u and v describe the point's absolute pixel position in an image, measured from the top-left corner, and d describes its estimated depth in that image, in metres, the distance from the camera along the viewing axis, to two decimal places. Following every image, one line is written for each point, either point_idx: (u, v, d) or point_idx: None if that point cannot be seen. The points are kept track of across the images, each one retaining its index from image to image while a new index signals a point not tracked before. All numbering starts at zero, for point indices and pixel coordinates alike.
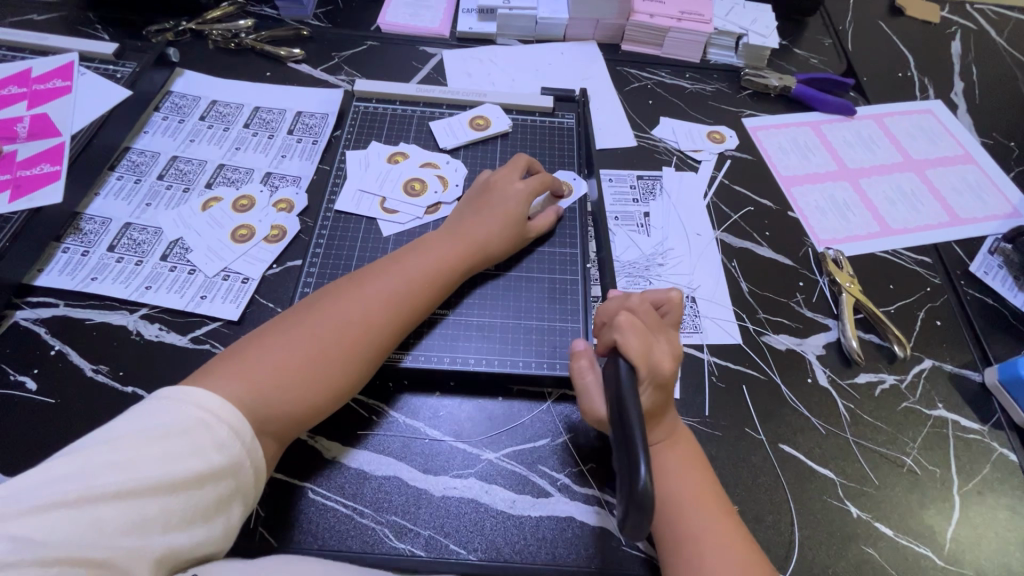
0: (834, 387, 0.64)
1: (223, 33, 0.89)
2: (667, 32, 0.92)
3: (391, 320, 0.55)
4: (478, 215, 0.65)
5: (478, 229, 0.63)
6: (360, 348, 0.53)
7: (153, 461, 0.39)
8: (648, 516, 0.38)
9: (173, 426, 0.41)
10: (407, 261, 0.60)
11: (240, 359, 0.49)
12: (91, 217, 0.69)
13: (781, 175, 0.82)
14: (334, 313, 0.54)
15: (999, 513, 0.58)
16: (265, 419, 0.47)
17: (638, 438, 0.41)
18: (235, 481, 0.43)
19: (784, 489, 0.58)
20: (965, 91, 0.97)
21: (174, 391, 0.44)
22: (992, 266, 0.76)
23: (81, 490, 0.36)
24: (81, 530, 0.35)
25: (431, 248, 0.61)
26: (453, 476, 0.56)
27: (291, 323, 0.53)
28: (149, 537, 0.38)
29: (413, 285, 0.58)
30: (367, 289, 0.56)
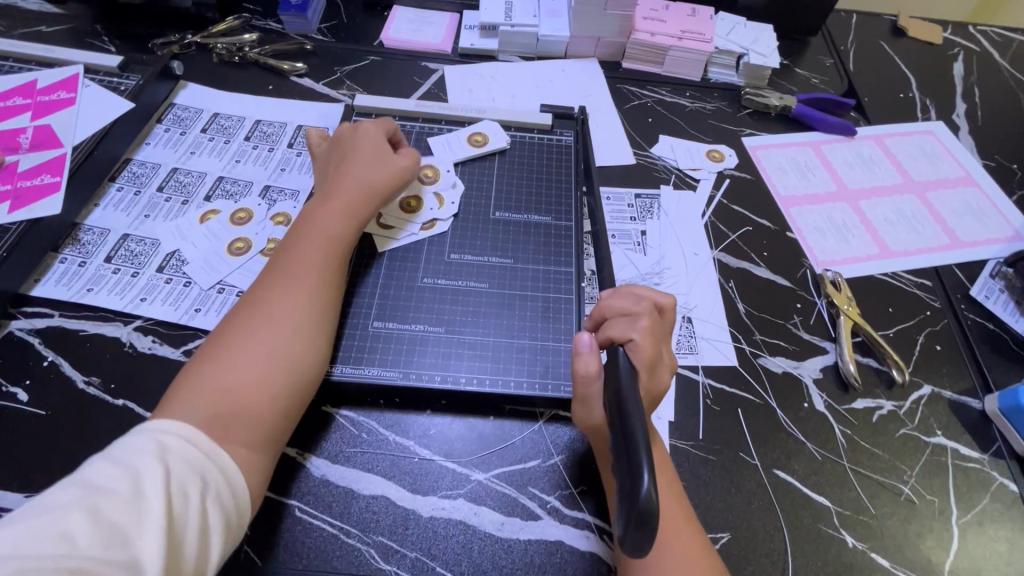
0: (831, 412, 0.63)
1: (227, 47, 0.90)
2: (667, 51, 0.92)
3: (307, 293, 0.56)
4: (343, 167, 0.66)
5: (348, 177, 0.65)
6: (293, 330, 0.53)
7: (115, 477, 0.39)
8: (651, 532, 0.36)
9: (132, 446, 0.42)
10: (301, 236, 0.60)
11: (175, 393, 0.48)
12: (90, 227, 0.70)
13: (780, 195, 0.82)
14: (249, 313, 0.54)
15: (998, 545, 0.57)
16: (224, 424, 0.47)
17: (639, 435, 0.40)
18: (203, 482, 0.42)
19: (778, 516, 0.57)
20: (967, 113, 0.96)
21: (137, 425, 0.44)
22: (993, 291, 0.75)
23: (47, 512, 0.36)
24: (49, 543, 0.34)
25: (321, 216, 0.62)
26: (442, 496, 0.55)
27: (216, 341, 0.52)
28: (123, 545, 0.36)
29: (314, 256, 0.58)
30: (275, 278, 0.56)
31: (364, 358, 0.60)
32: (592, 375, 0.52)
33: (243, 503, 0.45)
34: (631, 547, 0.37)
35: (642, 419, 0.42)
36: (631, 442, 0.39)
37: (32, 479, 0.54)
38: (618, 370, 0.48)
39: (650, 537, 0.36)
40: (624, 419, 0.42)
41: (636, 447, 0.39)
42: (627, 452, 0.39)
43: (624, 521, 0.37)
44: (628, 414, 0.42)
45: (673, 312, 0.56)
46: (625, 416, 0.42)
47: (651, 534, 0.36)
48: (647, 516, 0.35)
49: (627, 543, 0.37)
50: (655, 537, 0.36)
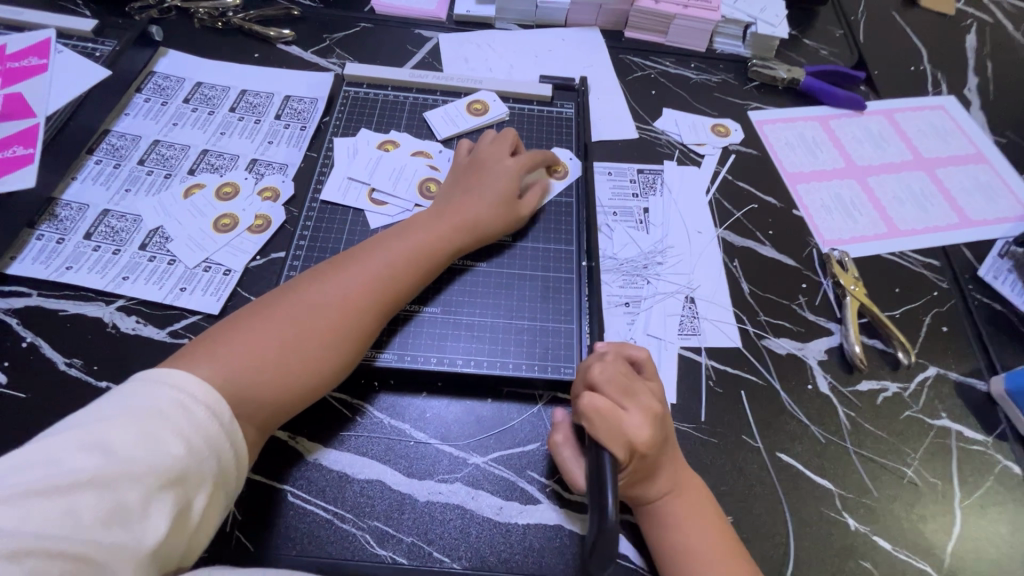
0: (835, 394, 0.62)
1: (209, 12, 0.85)
2: (672, 19, 0.88)
3: (377, 301, 0.54)
4: (471, 194, 0.63)
5: (476, 209, 0.62)
6: (341, 334, 0.51)
7: (131, 444, 0.38)
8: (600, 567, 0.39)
9: (151, 408, 0.40)
10: (382, 241, 0.58)
11: (214, 346, 0.47)
12: (68, 203, 0.67)
13: (787, 171, 0.80)
14: (321, 294, 0.52)
15: (1000, 528, 0.57)
16: (248, 403, 0.46)
17: (604, 475, 0.42)
18: (218, 464, 0.41)
19: (780, 498, 0.56)
20: (979, 87, 0.93)
21: (153, 373, 0.42)
22: (1002, 271, 0.73)
23: (53, 478, 0.35)
24: (53, 519, 0.33)
25: (420, 228, 0.59)
26: (438, 480, 0.54)
27: (273, 304, 0.51)
28: (128, 528, 0.36)
29: (399, 265, 0.56)
30: (353, 271, 0.54)
31: None
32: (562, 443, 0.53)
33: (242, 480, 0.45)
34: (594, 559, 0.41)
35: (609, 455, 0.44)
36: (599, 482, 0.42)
37: None
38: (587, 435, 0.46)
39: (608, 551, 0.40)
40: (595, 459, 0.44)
41: (602, 488, 0.41)
42: (592, 493, 0.42)
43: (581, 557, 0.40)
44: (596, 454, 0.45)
45: (651, 364, 0.55)
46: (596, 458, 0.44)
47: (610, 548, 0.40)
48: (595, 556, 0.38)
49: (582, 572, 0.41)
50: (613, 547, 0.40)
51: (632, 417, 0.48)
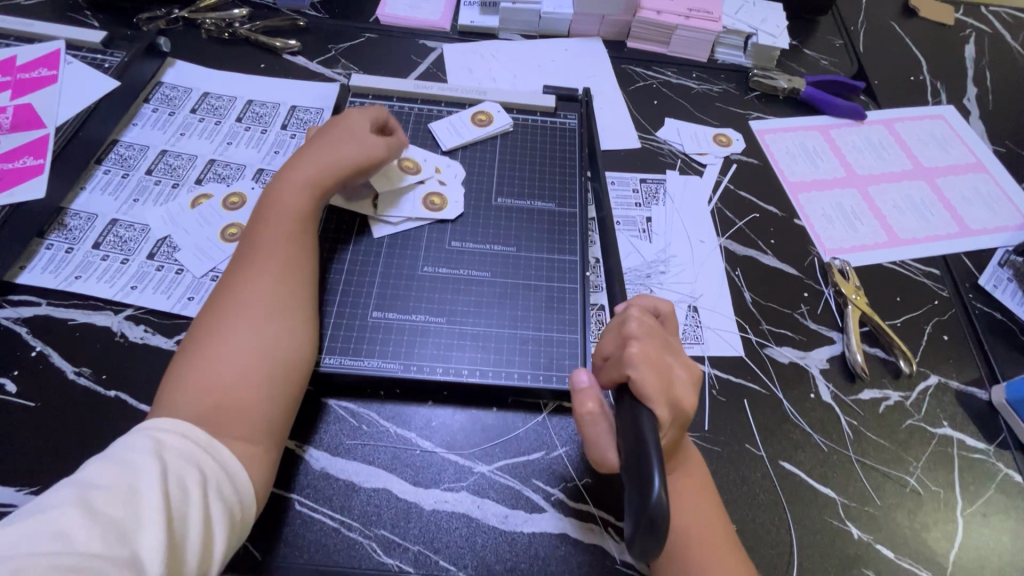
0: (837, 403, 0.63)
1: (217, 23, 0.86)
2: (673, 30, 0.89)
3: (285, 277, 0.55)
4: (314, 149, 0.63)
5: (337, 156, 0.62)
6: (277, 319, 0.52)
7: (112, 473, 0.39)
8: (660, 536, 0.37)
9: (129, 444, 0.42)
10: (267, 222, 0.58)
11: (175, 398, 0.47)
12: (77, 212, 0.67)
13: (787, 180, 0.80)
14: (245, 299, 0.52)
15: (1002, 537, 0.57)
16: (220, 418, 0.46)
17: (648, 442, 0.41)
18: (202, 476, 0.42)
19: (783, 506, 0.56)
20: (978, 97, 0.94)
21: (133, 426, 0.44)
22: (1002, 280, 0.74)
23: (44, 511, 0.36)
24: (46, 542, 0.35)
25: (275, 201, 0.59)
26: (444, 489, 0.54)
27: (202, 331, 0.51)
28: (121, 540, 0.36)
29: (292, 240, 0.57)
30: (259, 265, 0.55)
31: (363, 349, 0.58)
32: (593, 416, 0.48)
33: (244, 491, 0.45)
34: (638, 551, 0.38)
35: (653, 431, 0.42)
36: (639, 451, 0.40)
37: (23, 474, 0.52)
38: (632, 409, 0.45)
39: (659, 542, 0.37)
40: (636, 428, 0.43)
41: (647, 454, 0.40)
42: (635, 461, 0.40)
43: (633, 526, 0.38)
44: (637, 429, 0.43)
45: (674, 318, 0.55)
46: (637, 424, 0.43)
47: (660, 540, 0.37)
48: (656, 522, 0.36)
49: (635, 546, 0.38)
50: (663, 542, 0.37)
51: (675, 389, 0.47)
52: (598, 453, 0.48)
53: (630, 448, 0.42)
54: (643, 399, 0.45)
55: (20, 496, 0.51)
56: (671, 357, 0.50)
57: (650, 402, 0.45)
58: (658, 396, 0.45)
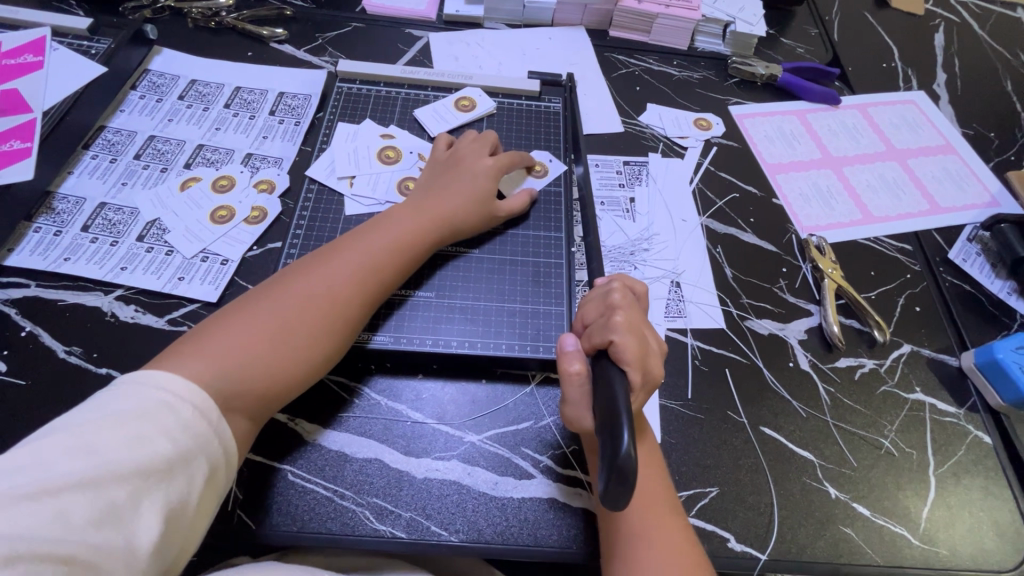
0: (815, 371, 0.65)
1: (203, 12, 0.87)
2: (654, 18, 0.92)
3: (360, 292, 0.55)
4: (447, 189, 0.64)
5: (466, 204, 0.64)
6: (330, 323, 0.53)
7: (120, 444, 0.39)
8: (629, 489, 0.38)
9: (139, 407, 0.41)
10: (366, 233, 0.59)
11: (206, 342, 0.48)
12: (65, 196, 0.68)
13: (767, 162, 0.83)
14: (312, 286, 0.54)
15: (973, 494, 0.59)
16: (230, 398, 0.46)
17: (621, 402, 0.42)
18: (208, 463, 0.43)
19: (764, 469, 0.58)
20: (947, 83, 0.98)
21: (143, 374, 0.43)
22: (971, 254, 0.77)
23: (45, 480, 0.35)
24: (47, 522, 0.34)
25: (392, 221, 0.61)
26: (435, 458, 0.55)
27: (264, 298, 0.53)
28: (119, 529, 0.37)
29: (381, 254, 0.58)
30: (338, 264, 0.56)
31: None
32: (579, 377, 0.49)
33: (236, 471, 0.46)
34: (610, 505, 0.39)
35: (625, 392, 0.44)
36: (612, 413, 0.41)
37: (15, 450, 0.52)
38: (607, 373, 0.46)
39: (628, 495, 0.38)
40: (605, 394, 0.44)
41: (618, 415, 0.41)
42: (606, 423, 0.41)
43: (603, 480, 0.39)
44: (611, 388, 0.44)
45: (647, 299, 0.57)
46: (608, 388, 0.44)
47: (630, 491, 0.38)
48: (625, 473, 0.37)
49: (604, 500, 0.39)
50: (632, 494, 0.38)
51: (649, 357, 0.50)
52: (577, 413, 0.49)
53: (603, 407, 0.43)
54: (619, 363, 0.47)
55: None
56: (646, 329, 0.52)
57: (626, 365, 0.47)
58: (634, 361, 0.47)
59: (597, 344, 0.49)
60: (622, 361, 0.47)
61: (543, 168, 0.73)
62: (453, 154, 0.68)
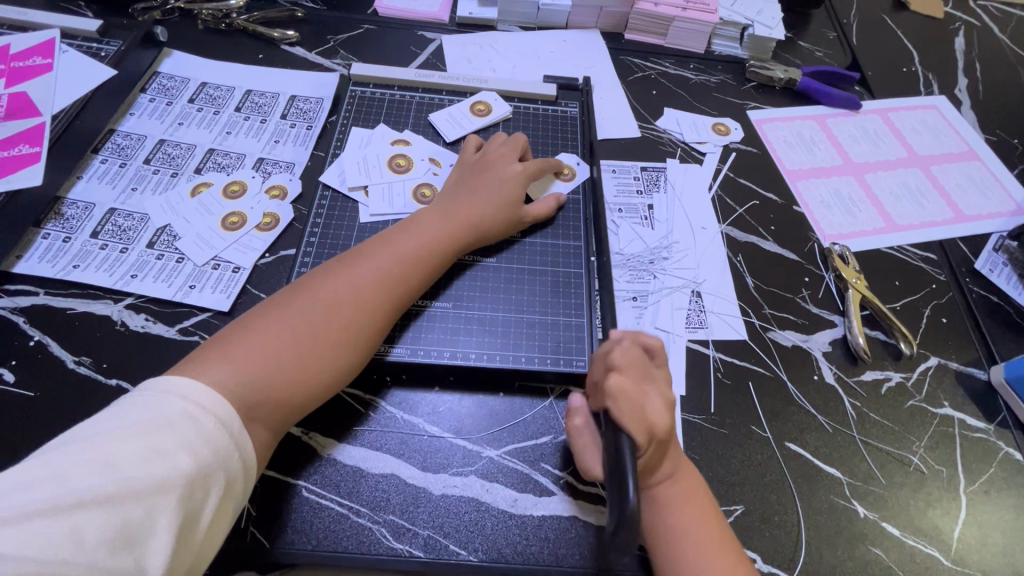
0: (840, 384, 0.63)
1: (213, 13, 0.85)
2: (671, 21, 0.90)
3: (384, 300, 0.54)
4: (473, 194, 0.63)
5: (491, 207, 0.63)
6: (355, 333, 0.51)
7: (137, 457, 0.37)
8: (632, 534, 0.40)
9: (158, 419, 0.40)
10: (393, 240, 0.58)
11: (230, 348, 0.47)
12: (74, 201, 0.66)
13: (787, 168, 0.81)
14: (337, 293, 0.52)
15: (1005, 512, 0.58)
16: (252, 408, 0.45)
17: (622, 445, 0.43)
18: (226, 476, 0.41)
19: (790, 486, 0.57)
20: (969, 88, 0.96)
21: (163, 382, 0.42)
22: (997, 264, 0.75)
23: (60, 493, 0.34)
24: (58, 540, 0.33)
25: (418, 228, 0.59)
26: (453, 474, 0.54)
27: (284, 305, 0.51)
28: (132, 548, 0.35)
29: (406, 262, 0.56)
30: (364, 272, 0.54)
31: None
32: (581, 432, 0.51)
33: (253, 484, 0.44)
34: (616, 546, 0.41)
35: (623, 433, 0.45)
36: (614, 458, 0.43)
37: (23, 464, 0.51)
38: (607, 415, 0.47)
39: (634, 538, 0.40)
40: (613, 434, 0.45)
41: (620, 460, 0.42)
42: (611, 469, 0.43)
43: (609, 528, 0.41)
44: (611, 432, 0.45)
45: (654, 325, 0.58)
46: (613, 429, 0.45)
47: (633, 535, 0.39)
48: (626, 522, 0.39)
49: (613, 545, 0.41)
50: (637, 540, 0.40)
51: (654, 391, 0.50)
52: (588, 456, 0.51)
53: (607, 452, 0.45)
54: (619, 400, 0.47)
55: None
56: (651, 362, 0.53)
57: (626, 407, 0.48)
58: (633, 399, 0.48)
59: (596, 388, 0.51)
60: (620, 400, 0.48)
61: (571, 172, 0.72)
62: (479, 159, 0.68)
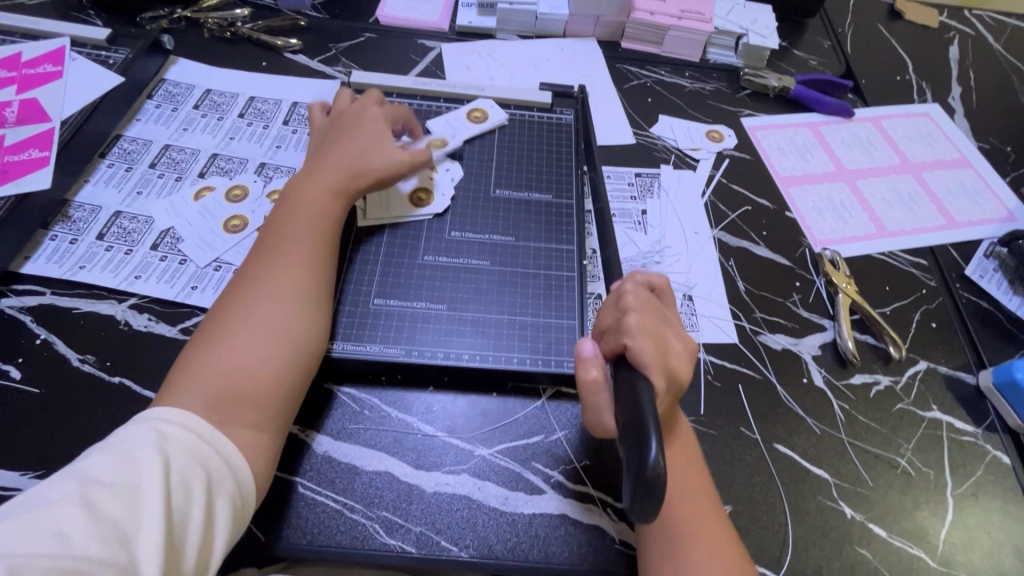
0: (830, 387, 0.64)
1: (219, 22, 0.88)
2: (666, 30, 0.92)
3: (305, 274, 0.55)
4: (348, 139, 0.65)
5: (382, 141, 0.66)
6: (292, 312, 0.53)
7: (112, 472, 0.40)
8: (658, 501, 0.37)
9: (129, 440, 0.42)
10: (288, 218, 0.59)
11: (182, 377, 0.48)
12: (81, 204, 0.68)
13: (779, 175, 0.82)
14: (266, 285, 0.54)
15: (992, 515, 0.58)
16: (228, 411, 0.47)
17: (647, 408, 0.41)
18: (204, 472, 0.43)
19: (778, 487, 0.57)
20: (962, 96, 0.97)
21: (135, 418, 0.45)
22: (988, 270, 0.76)
23: (41, 505, 0.37)
24: (45, 539, 0.35)
25: (302, 193, 0.61)
26: (446, 472, 0.55)
27: (222, 317, 0.52)
28: (119, 539, 0.37)
29: (305, 232, 0.58)
30: (277, 256, 0.56)
31: (365, 335, 0.59)
32: (596, 384, 0.49)
33: (246, 481, 0.46)
34: (638, 516, 0.38)
35: (650, 397, 0.43)
36: (637, 420, 0.40)
37: (27, 459, 0.53)
38: (632, 379, 0.45)
39: (657, 506, 0.37)
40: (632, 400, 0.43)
41: (645, 423, 0.40)
42: (632, 431, 0.40)
43: (631, 493, 0.38)
44: (635, 392, 0.43)
45: (668, 294, 0.57)
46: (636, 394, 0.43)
47: (658, 503, 0.37)
48: (653, 487, 0.36)
49: (633, 513, 0.38)
50: (662, 505, 0.37)
51: (671, 357, 0.49)
52: (599, 418, 0.49)
53: (627, 414, 0.42)
54: (639, 366, 0.46)
55: (24, 479, 0.52)
56: (667, 330, 0.51)
57: (647, 369, 0.46)
58: (652, 363, 0.46)
59: (614, 348, 0.49)
60: (641, 363, 0.46)
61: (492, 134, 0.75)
62: (336, 115, 0.69)
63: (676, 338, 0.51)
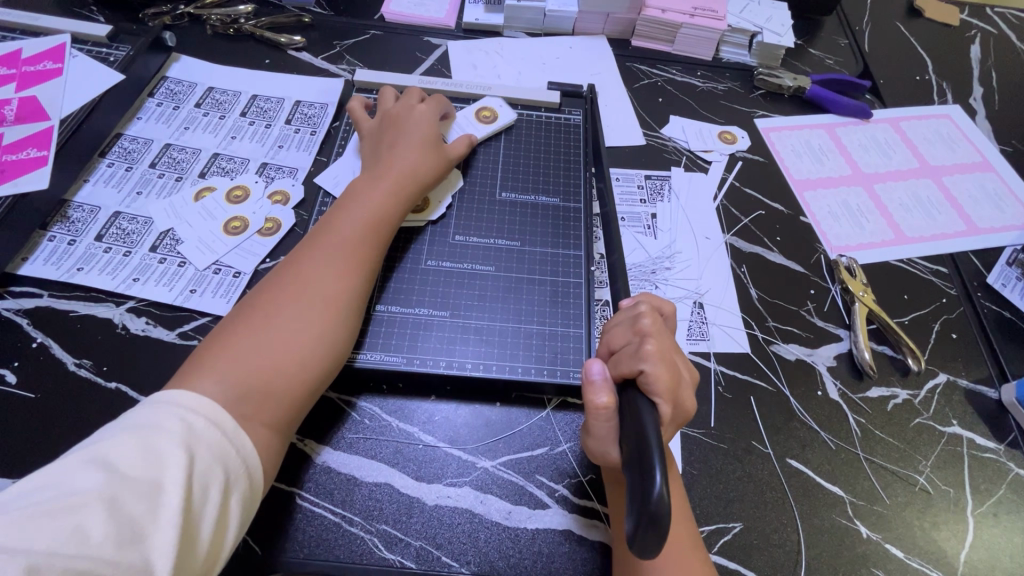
0: (845, 400, 0.62)
1: (222, 19, 0.86)
2: (678, 28, 0.89)
3: (353, 273, 0.55)
4: (397, 148, 0.65)
5: (435, 154, 0.66)
6: (335, 310, 0.52)
7: (137, 461, 0.37)
8: (660, 535, 0.35)
9: (156, 425, 0.40)
10: (340, 213, 0.59)
11: (214, 358, 0.47)
12: (80, 204, 0.67)
13: (794, 178, 0.80)
14: (312, 277, 0.53)
15: (1014, 537, 0.56)
16: (255, 405, 0.45)
17: (652, 434, 0.40)
18: (227, 473, 0.41)
19: (791, 504, 0.55)
20: (984, 97, 0.94)
21: (156, 395, 0.42)
22: (1011, 278, 0.73)
23: (60, 497, 0.34)
24: (61, 537, 0.33)
25: (359, 194, 0.61)
26: (447, 484, 0.54)
27: (261, 304, 0.51)
28: (136, 544, 0.35)
29: (358, 230, 0.58)
30: (325, 250, 0.55)
31: (366, 343, 0.58)
32: (606, 411, 0.45)
33: (259, 482, 0.44)
34: (638, 550, 0.36)
35: (655, 424, 0.41)
36: (643, 446, 0.39)
37: (20, 465, 0.52)
38: (637, 406, 0.43)
39: (660, 540, 0.35)
40: (635, 423, 0.42)
41: (649, 450, 0.38)
42: (636, 458, 0.38)
43: (633, 524, 0.36)
44: (640, 418, 0.42)
45: (675, 318, 0.55)
46: (639, 418, 0.42)
47: (662, 537, 0.35)
48: (659, 520, 0.34)
49: (633, 546, 0.36)
50: (664, 541, 0.35)
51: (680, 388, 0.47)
52: (603, 446, 0.47)
53: (631, 441, 0.40)
54: (647, 394, 0.44)
55: None
56: (676, 357, 0.50)
57: (656, 398, 0.44)
58: (664, 393, 0.45)
59: (624, 373, 0.47)
60: (650, 390, 0.45)
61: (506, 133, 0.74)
62: (381, 120, 0.69)
63: (684, 366, 0.50)
